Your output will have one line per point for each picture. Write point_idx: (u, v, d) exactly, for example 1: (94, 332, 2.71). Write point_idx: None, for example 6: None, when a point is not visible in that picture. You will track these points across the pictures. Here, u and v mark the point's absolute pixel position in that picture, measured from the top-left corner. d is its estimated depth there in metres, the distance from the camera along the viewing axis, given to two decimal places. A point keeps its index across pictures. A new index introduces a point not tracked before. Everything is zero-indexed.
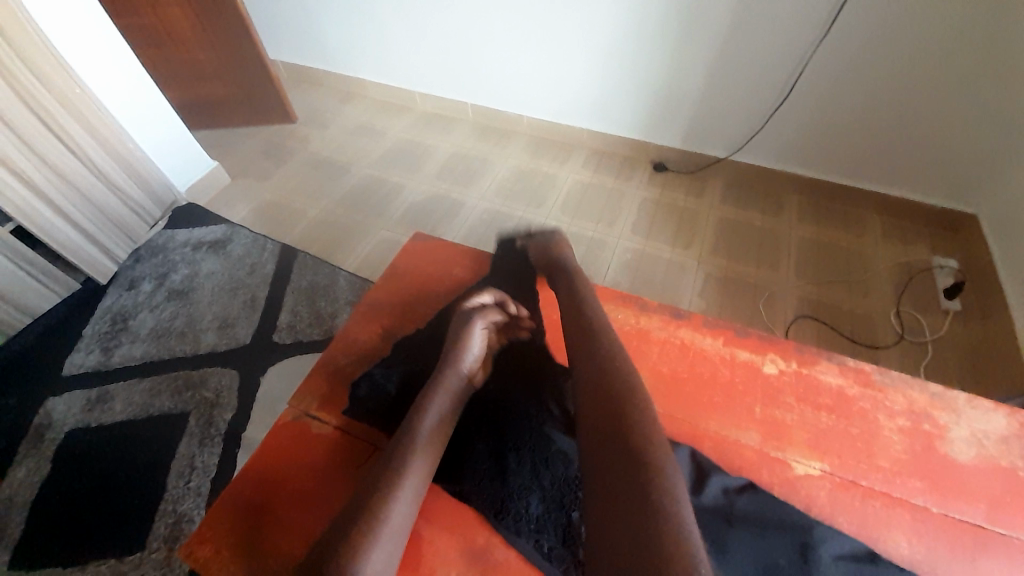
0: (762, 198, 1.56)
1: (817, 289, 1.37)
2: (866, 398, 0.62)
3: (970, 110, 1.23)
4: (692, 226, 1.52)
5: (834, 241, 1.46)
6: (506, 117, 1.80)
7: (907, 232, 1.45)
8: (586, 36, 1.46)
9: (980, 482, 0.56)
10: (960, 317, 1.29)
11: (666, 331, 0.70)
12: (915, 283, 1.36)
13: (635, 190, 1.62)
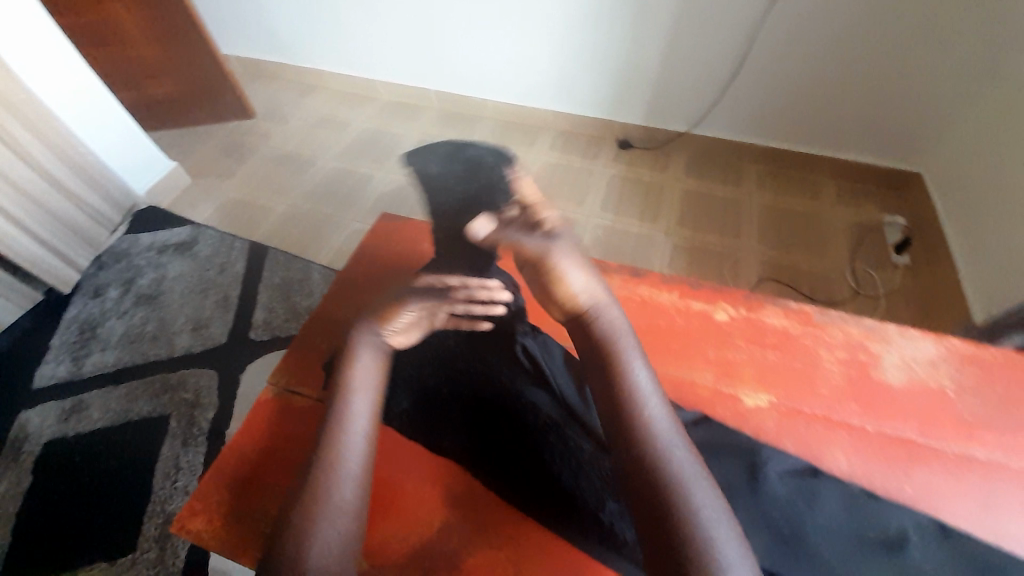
0: (722, 170, 1.63)
1: (777, 252, 1.45)
2: (808, 335, 0.67)
3: (908, 72, 1.30)
4: (657, 199, 1.58)
5: (790, 205, 1.53)
6: (471, 103, 1.81)
7: (860, 193, 1.53)
8: (543, 17, 1.48)
9: (911, 401, 0.61)
10: (908, 270, 1.38)
11: (626, 289, 0.74)
12: (867, 242, 1.45)
13: (602, 168, 1.66)
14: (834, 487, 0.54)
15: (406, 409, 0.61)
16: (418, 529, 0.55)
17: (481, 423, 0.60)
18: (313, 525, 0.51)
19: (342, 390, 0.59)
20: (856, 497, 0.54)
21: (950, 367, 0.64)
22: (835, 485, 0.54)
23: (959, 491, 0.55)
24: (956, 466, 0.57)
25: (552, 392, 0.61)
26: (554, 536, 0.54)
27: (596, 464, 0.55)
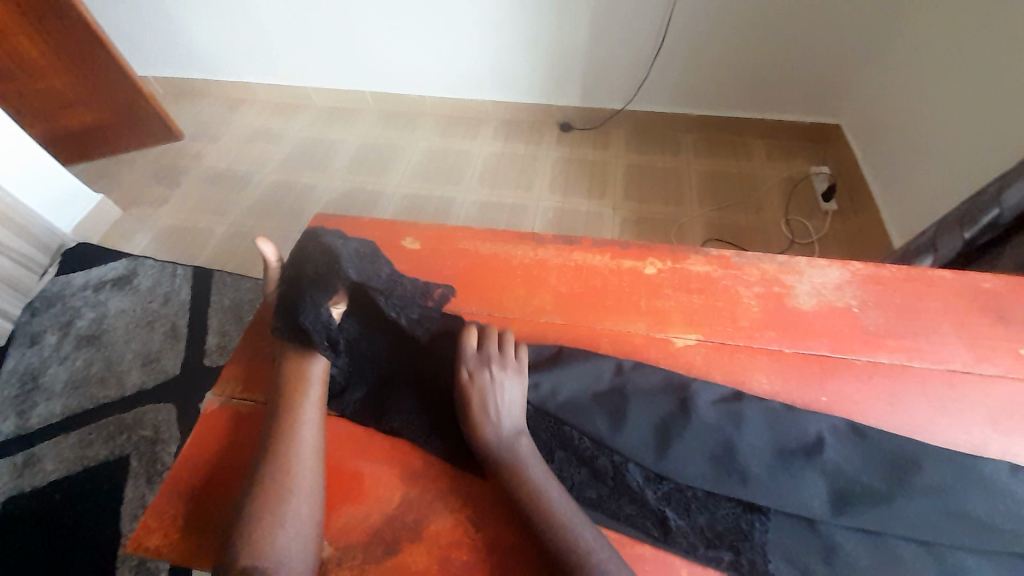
0: (659, 142, 1.69)
1: (717, 213, 1.52)
2: (728, 277, 0.72)
3: (814, 27, 1.39)
4: (602, 175, 1.62)
5: (724, 167, 1.62)
6: (408, 101, 1.80)
7: (786, 149, 1.63)
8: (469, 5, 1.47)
9: (823, 322, 0.68)
10: (838, 215, 1.48)
11: (561, 257, 0.76)
12: (798, 193, 1.54)
13: (546, 152, 1.69)
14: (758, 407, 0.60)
15: (356, 400, 0.63)
16: (379, 508, 0.57)
17: (427, 401, 0.62)
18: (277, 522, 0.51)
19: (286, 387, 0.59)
20: (778, 413, 0.59)
21: (855, 289, 0.70)
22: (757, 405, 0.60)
23: (865, 394, 0.62)
24: (863, 373, 0.63)
25: None
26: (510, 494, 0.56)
27: (539, 422, 0.59)
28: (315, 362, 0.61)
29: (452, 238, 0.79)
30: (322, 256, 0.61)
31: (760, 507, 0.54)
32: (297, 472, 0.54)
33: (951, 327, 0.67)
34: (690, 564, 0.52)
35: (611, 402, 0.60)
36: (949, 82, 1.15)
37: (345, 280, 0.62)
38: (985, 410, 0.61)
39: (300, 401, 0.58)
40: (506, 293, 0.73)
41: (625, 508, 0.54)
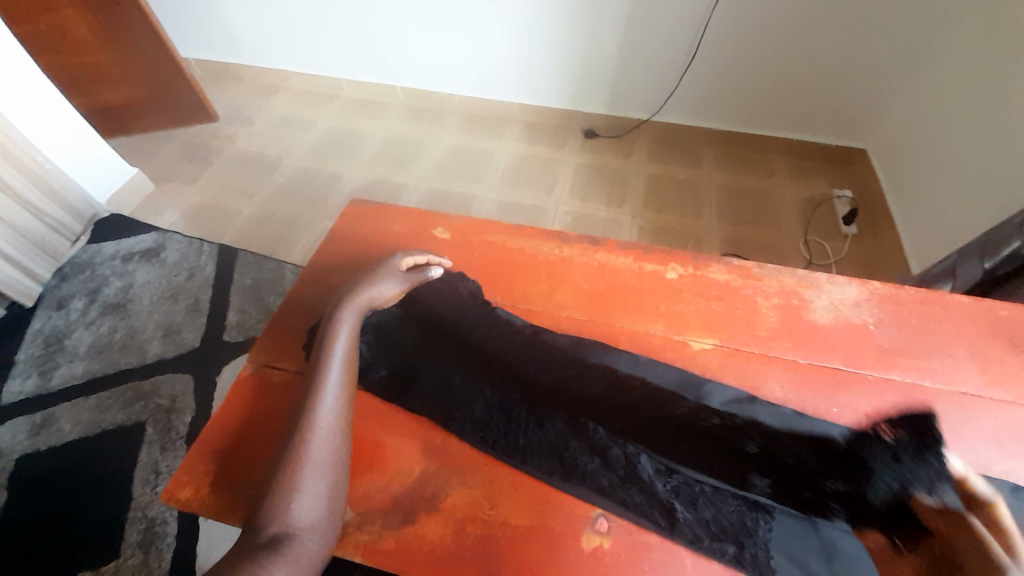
0: (683, 155, 1.71)
1: (734, 228, 1.54)
2: (747, 287, 0.75)
3: (851, 48, 1.38)
4: (623, 184, 1.65)
5: (746, 184, 1.63)
6: (436, 98, 1.84)
7: (810, 170, 1.64)
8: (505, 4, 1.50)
9: (837, 336, 0.69)
10: (856, 239, 1.47)
11: (585, 256, 0.79)
12: (818, 216, 1.55)
13: (568, 156, 1.72)
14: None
15: (383, 377, 0.66)
16: (400, 481, 0.59)
17: (450, 382, 0.65)
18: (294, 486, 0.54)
19: (317, 364, 0.61)
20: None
21: (873, 308, 0.72)
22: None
23: (876, 410, 0.63)
24: (876, 389, 0.65)
25: (507, 358, 0.67)
26: (526, 476, 0.58)
27: (556, 411, 0.62)
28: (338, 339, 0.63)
29: (482, 232, 0.82)
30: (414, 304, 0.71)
31: (765, 507, 0.56)
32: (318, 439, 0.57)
33: (961, 349, 0.68)
34: (699, 559, 0.53)
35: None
36: (983, 113, 1.15)
37: (423, 308, 0.71)
38: (995, 434, 0.61)
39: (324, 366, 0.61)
40: (531, 286, 0.75)
41: (634, 496, 0.56)
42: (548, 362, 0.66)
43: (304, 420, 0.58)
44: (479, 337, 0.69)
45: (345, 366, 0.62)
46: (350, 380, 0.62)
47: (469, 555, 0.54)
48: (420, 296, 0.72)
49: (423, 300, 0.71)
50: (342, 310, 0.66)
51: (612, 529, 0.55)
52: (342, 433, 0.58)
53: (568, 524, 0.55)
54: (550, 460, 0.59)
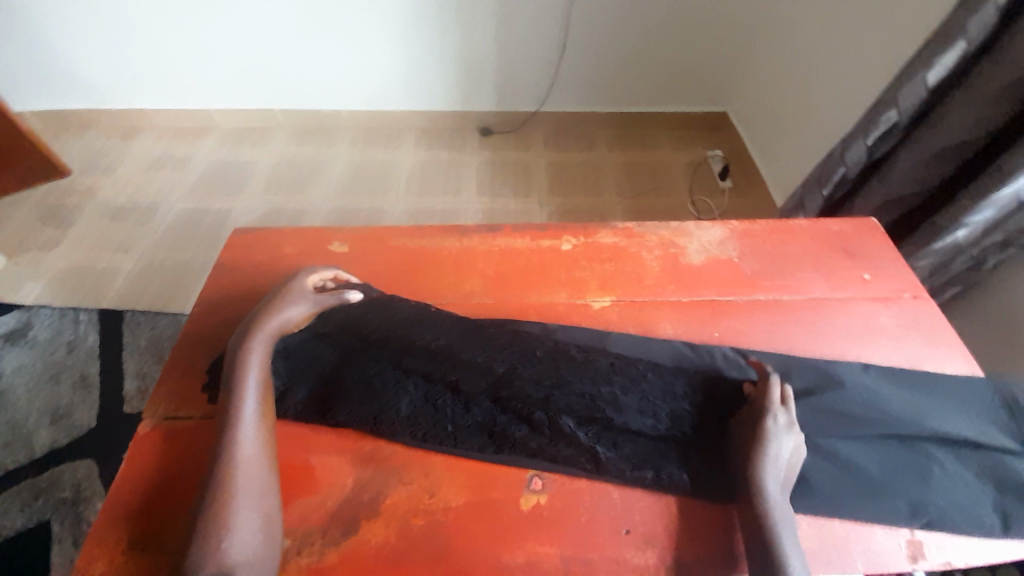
0: (575, 139, 1.81)
1: (630, 200, 1.66)
2: (632, 245, 0.83)
3: (693, 24, 1.58)
4: (526, 175, 1.71)
5: (633, 158, 1.76)
6: (322, 116, 1.79)
7: (684, 137, 1.80)
8: (382, 14, 1.51)
9: (712, 272, 0.79)
10: (733, 191, 1.65)
11: (486, 243, 0.83)
12: (698, 176, 1.70)
13: (469, 156, 1.76)
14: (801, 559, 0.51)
15: (301, 400, 0.65)
16: (336, 495, 0.59)
17: (371, 388, 0.65)
18: (226, 519, 0.51)
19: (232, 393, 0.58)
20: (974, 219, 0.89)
21: (735, 243, 0.83)
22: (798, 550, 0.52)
23: (752, 328, 0.73)
24: (748, 310, 0.75)
25: (422, 353, 0.68)
26: (461, 459, 0.60)
27: (478, 392, 0.65)
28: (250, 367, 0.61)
29: (382, 241, 0.82)
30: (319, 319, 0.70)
31: (675, 430, 0.62)
32: (243, 468, 0.54)
33: (807, 264, 0.81)
34: (625, 490, 0.58)
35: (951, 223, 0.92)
36: (802, 67, 1.37)
37: (330, 323, 0.70)
38: (843, 326, 0.73)
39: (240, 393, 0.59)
40: (438, 280, 0.77)
41: (562, 450, 0.60)
42: (462, 346, 0.68)
43: (224, 451, 0.55)
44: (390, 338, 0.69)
45: (262, 395, 0.60)
46: (268, 409, 0.60)
47: (418, 546, 0.55)
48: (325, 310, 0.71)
49: (327, 314, 0.71)
50: (251, 341, 0.63)
51: (546, 485, 0.59)
52: (268, 460, 0.56)
53: (506, 491, 0.58)
54: (481, 439, 0.61)
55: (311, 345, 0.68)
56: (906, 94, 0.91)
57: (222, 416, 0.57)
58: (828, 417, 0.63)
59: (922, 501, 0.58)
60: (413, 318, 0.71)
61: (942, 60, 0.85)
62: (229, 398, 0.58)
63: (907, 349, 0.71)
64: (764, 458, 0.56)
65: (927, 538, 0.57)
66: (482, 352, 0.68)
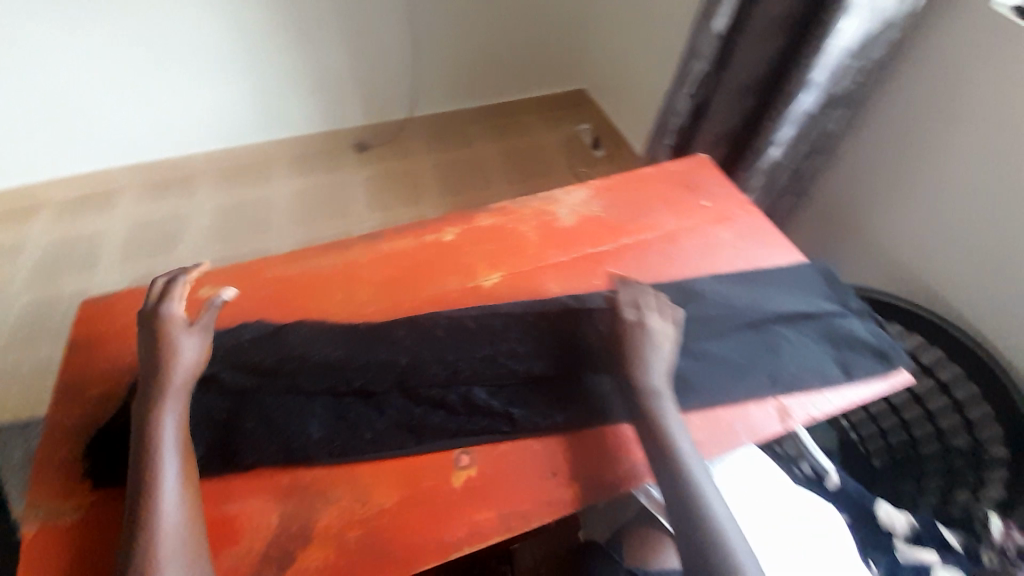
0: (456, 137, 1.84)
1: (522, 183, 1.74)
2: (510, 221, 0.88)
3: (533, 11, 1.72)
4: (414, 180, 1.72)
5: (513, 143, 1.84)
6: (175, 165, 1.65)
7: (554, 116, 1.93)
8: (214, 38, 1.46)
9: (583, 229, 0.87)
10: (608, 158, 1.80)
11: (369, 251, 0.83)
12: (575, 149, 1.83)
13: (349, 174, 1.72)
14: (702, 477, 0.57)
15: (202, 454, 0.61)
16: (260, 538, 0.56)
17: (277, 421, 0.63)
18: None
19: (148, 461, 0.55)
20: (778, 136, 1.10)
21: (598, 200, 0.92)
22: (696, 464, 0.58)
23: (625, 269, 0.82)
24: (619, 255, 0.83)
25: (324, 373, 0.67)
26: (385, 460, 0.61)
27: (389, 393, 0.66)
28: (168, 430, 0.57)
29: (262, 272, 0.79)
30: (205, 368, 0.67)
31: (578, 375, 0.67)
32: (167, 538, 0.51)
33: (660, 204, 0.91)
34: (544, 440, 0.62)
35: (767, 142, 1.11)
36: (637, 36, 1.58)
37: (217, 369, 0.67)
38: (698, 248, 0.84)
39: (158, 459, 0.55)
40: (326, 298, 0.76)
41: (479, 422, 0.63)
42: (364, 354, 0.68)
43: (144, 523, 0.52)
44: (288, 369, 0.67)
45: (182, 456, 0.57)
46: (191, 470, 0.57)
47: (358, 556, 0.55)
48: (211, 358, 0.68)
49: (215, 363, 0.67)
50: (163, 402, 0.59)
51: (474, 459, 0.61)
52: (195, 524, 0.53)
53: (436, 478, 0.60)
54: (400, 437, 0.62)
55: (202, 397, 0.65)
56: (704, 42, 1.13)
57: (138, 487, 0.54)
58: (702, 324, 0.73)
59: (777, 373, 0.69)
60: (307, 341, 0.69)
61: (723, 10, 1.07)
62: (148, 466, 0.55)
63: (748, 253, 0.83)
64: (645, 362, 0.64)
65: (792, 400, 0.67)
66: (385, 356, 0.68)
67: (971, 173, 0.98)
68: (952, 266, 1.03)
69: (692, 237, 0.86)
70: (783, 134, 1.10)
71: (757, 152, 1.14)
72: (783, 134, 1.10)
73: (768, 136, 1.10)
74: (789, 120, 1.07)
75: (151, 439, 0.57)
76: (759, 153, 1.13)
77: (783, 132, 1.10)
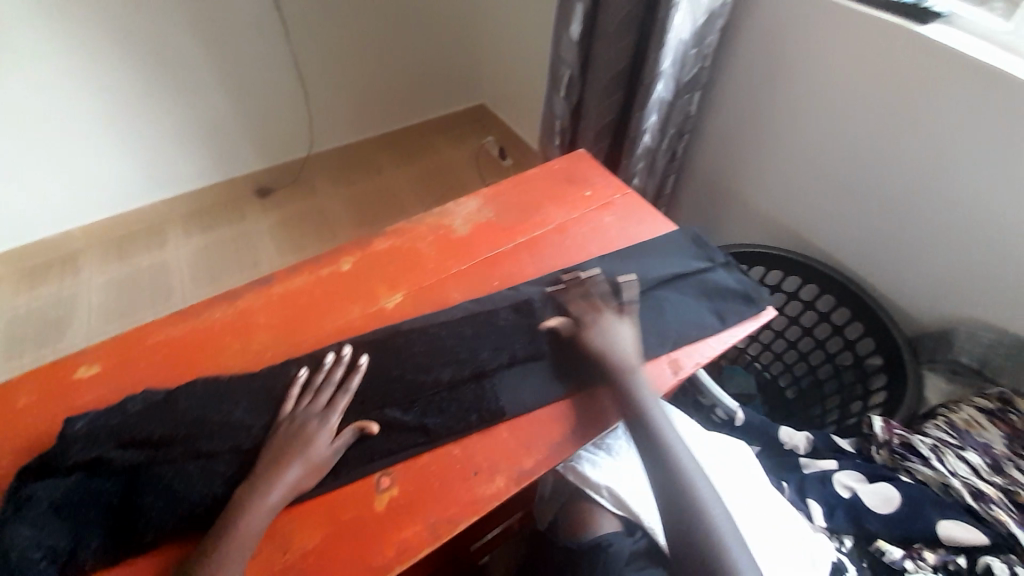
0: (362, 168, 1.86)
1: (437, 201, 1.79)
2: (406, 240, 0.89)
3: (411, 34, 1.74)
4: (326, 217, 1.71)
5: (421, 165, 1.89)
6: (52, 244, 1.55)
7: (459, 132, 2.01)
8: (80, 107, 1.40)
9: (478, 236, 0.90)
10: (516, 164, 1.91)
11: (262, 295, 0.81)
12: (484, 161, 1.92)
13: (255, 223, 1.68)
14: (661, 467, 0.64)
15: (99, 546, 0.57)
16: None
17: (178, 492, 0.60)
18: None
19: (265, 485, 0.58)
20: (644, 122, 1.19)
21: (490, 206, 0.95)
22: (653, 458, 0.65)
23: (521, 266, 0.85)
24: (515, 254, 0.87)
25: (225, 430, 0.64)
26: (303, 503, 0.59)
27: None
28: (294, 471, 0.59)
29: (147, 340, 0.76)
30: (92, 454, 0.62)
31: (485, 374, 0.69)
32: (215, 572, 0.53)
33: (548, 200, 0.97)
34: (461, 443, 0.64)
35: (637, 129, 1.21)
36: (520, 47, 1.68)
37: (109, 450, 0.63)
38: (586, 235, 0.90)
39: (267, 492, 0.58)
40: (221, 352, 0.74)
41: (393, 441, 0.63)
42: (266, 401, 0.66)
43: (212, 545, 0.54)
44: (185, 435, 0.64)
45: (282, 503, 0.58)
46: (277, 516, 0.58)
47: None
48: (99, 441, 0.64)
49: (104, 445, 0.63)
50: (318, 440, 0.62)
51: (394, 479, 0.61)
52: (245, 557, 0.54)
53: (359, 507, 0.59)
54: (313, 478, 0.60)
55: (91, 485, 0.60)
56: (565, 48, 1.21)
57: (237, 506, 0.57)
58: (600, 303, 0.77)
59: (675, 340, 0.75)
60: (201, 401, 0.66)
61: (576, 17, 1.16)
62: (260, 489, 0.58)
63: (629, 232, 0.91)
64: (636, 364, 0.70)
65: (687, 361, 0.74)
66: (286, 398, 0.66)
67: (803, 130, 1.12)
68: (808, 211, 1.18)
69: (581, 227, 0.92)
70: (649, 120, 1.19)
71: (635, 139, 1.22)
72: (649, 119, 1.19)
73: (638, 124, 1.20)
74: (651, 106, 1.17)
75: (278, 470, 0.59)
76: (634, 139, 1.22)
77: (648, 117, 1.19)
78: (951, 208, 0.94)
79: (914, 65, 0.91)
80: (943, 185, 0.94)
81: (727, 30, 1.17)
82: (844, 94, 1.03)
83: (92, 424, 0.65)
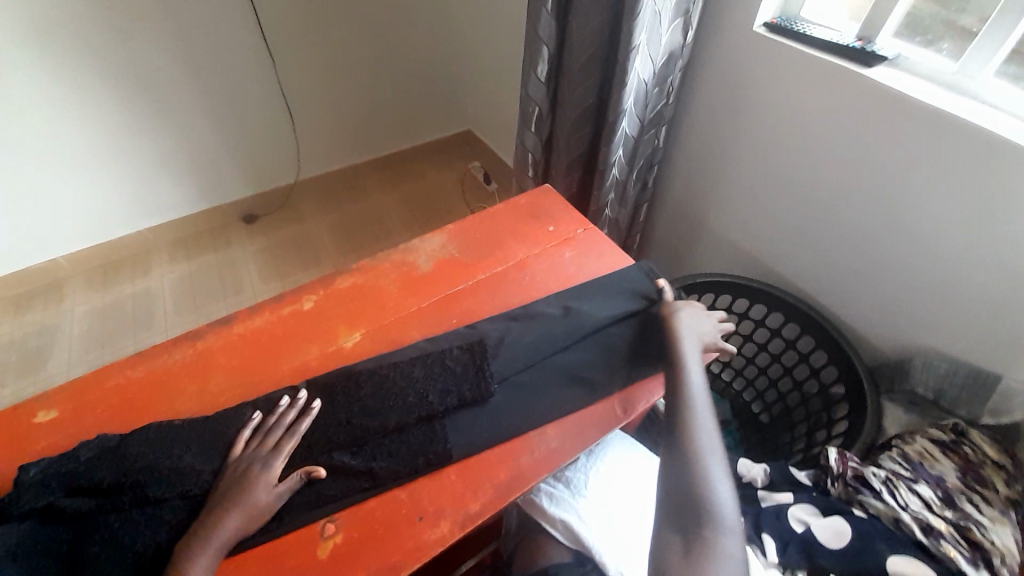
0: (348, 195, 1.89)
1: (421, 227, 1.81)
2: (369, 277, 0.91)
3: (392, 67, 1.79)
4: (311, 244, 1.73)
5: (406, 191, 1.92)
6: (36, 273, 1.56)
7: (444, 158, 2.06)
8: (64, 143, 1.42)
9: (440, 273, 0.92)
10: (499, 190, 1.94)
11: (223, 335, 0.82)
12: (469, 186, 1.96)
13: (240, 250, 1.70)
14: (685, 481, 0.61)
15: None
16: None
17: (123, 542, 0.60)
18: None
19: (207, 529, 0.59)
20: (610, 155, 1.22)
21: (454, 241, 0.97)
22: (680, 470, 0.63)
23: (480, 303, 0.87)
24: (475, 290, 0.89)
25: (173, 477, 0.64)
26: (247, 551, 0.61)
27: None
28: (234, 517, 0.59)
29: (105, 383, 0.77)
30: (39, 501, 0.62)
31: (434, 416, 0.70)
32: None
33: (511, 235, 0.99)
34: (406, 487, 0.65)
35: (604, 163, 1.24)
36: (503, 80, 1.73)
37: (58, 497, 0.63)
38: (545, 271, 0.93)
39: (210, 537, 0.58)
40: (179, 395, 0.75)
41: (339, 487, 0.64)
42: (216, 446, 0.67)
43: None
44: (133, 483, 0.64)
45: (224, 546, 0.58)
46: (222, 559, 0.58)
47: None
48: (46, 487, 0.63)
49: (51, 492, 0.63)
50: (262, 480, 0.62)
51: (338, 525, 0.62)
52: None
53: (302, 554, 0.61)
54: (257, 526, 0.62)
55: (35, 534, 0.60)
56: (534, 85, 1.25)
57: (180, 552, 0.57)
58: (556, 340, 0.78)
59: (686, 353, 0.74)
60: (152, 447, 0.67)
61: (541, 57, 1.20)
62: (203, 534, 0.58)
63: (588, 267, 0.93)
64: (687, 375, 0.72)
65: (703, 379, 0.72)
66: (236, 444, 0.67)
67: (761, 164, 1.15)
68: (771, 242, 1.21)
69: (542, 262, 0.94)
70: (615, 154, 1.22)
71: (602, 171, 1.25)
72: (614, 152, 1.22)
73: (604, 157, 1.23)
74: (616, 141, 1.20)
75: (219, 515, 0.60)
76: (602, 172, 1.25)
77: (614, 151, 1.22)
78: (902, 241, 0.97)
79: (858, 105, 0.94)
80: (893, 219, 0.97)
81: (686, 68, 1.21)
82: (796, 131, 1.06)
83: (41, 470, 0.65)
